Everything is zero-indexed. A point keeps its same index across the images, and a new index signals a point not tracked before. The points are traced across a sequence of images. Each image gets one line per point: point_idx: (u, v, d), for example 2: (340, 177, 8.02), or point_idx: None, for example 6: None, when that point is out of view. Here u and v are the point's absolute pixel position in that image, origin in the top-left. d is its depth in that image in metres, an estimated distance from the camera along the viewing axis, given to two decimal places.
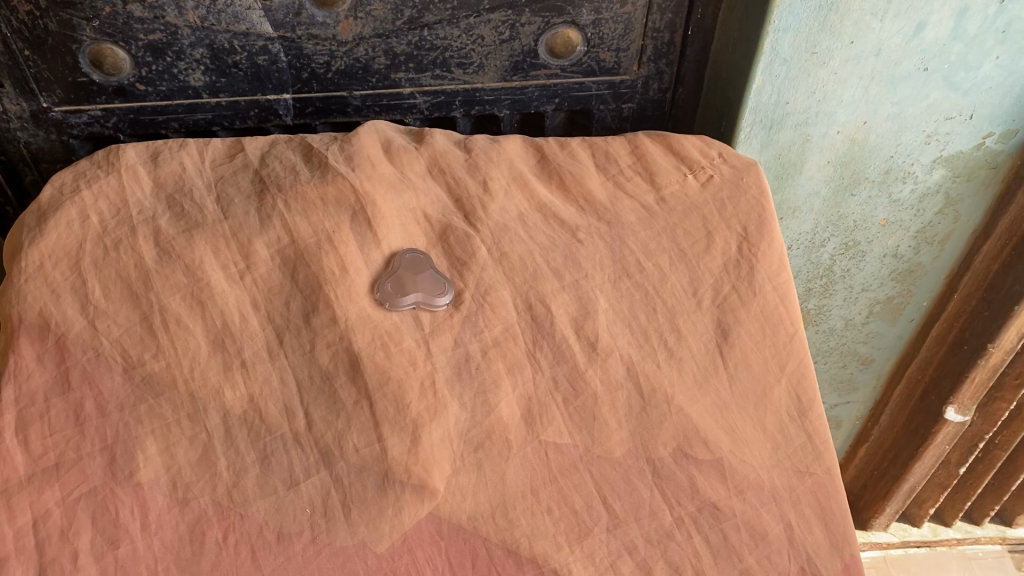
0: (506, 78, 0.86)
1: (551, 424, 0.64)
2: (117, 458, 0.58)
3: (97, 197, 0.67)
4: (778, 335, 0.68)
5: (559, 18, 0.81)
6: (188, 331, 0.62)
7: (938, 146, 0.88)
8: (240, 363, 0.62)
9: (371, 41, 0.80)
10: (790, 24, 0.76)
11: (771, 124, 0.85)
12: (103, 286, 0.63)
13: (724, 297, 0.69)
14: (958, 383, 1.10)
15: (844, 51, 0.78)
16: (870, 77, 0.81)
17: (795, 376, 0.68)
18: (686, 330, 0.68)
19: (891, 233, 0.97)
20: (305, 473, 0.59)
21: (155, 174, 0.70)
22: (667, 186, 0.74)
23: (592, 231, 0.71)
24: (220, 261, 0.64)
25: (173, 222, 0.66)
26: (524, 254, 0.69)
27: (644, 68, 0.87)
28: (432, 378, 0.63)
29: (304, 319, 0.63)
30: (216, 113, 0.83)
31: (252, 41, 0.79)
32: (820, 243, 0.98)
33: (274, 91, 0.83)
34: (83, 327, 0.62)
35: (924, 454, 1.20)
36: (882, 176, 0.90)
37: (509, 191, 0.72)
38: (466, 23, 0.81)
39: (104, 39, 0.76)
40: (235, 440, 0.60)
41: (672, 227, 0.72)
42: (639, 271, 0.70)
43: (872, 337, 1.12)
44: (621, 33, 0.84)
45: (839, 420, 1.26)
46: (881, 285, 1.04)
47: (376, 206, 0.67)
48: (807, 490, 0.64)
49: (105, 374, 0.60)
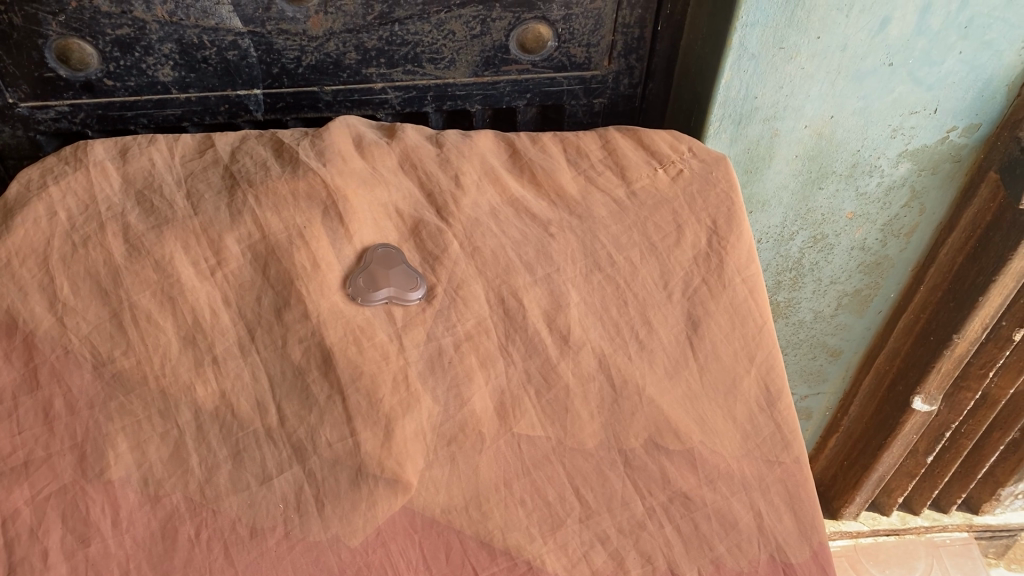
0: (477, 74, 0.86)
1: (524, 416, 0.64)
2: (87, 456, 0.58)
3: (64, 192, 0.67)
4: (747, 327, 0.69)
5: (530, 13, 0.82)
6: (158, 327, 0.62)
7: (904, 140, 0.89)
8: (211, 359, 0.62)
9: (342, 36, 0.80)
10: (757, 19, 0.77)
11: (740, 118, 0.85)
12: (72, 283, 0.63)
13: (694, 290, 0.70)
14: (925, 373, 1.12)
15: (811, 46, 0.79)
16: (836, 72, 0.82)
17: (764, 367, 0.69)
18: (657, 322, 0.69)
19: (858, 226, 0.99)
20: (277, 468, 0.59)
21: (123, 170, 0.69)
22: (637, 180, 0.75)
23: (563, 225, 0.72)
24: (191, 257, 0.64)
25: (142, 218, 0.66)
26: (496, 248, 0.69)
27: (615, 63, 0.87)
28: (405, 372, 0.63)
29: (276, 315, 0.63)
30: (186, 109, 0.83)
31: (221, 36, 0.78)
32: (790, 236, 0.99)
33: (244, 86, 0.82)
34: (51, 325, 0.61)
35: (893, 444, 1.22)
36: (849, 169, 0.92)
37: (481, 186, 0.73)
38: (436, 18, 0.81)
39: (70, 34, 0.75)
40: (207, 436, 0.60)
41: (642, 221, 0.72)
42: (610, 265, 0.70)
43: (841, 329, 1.13)
44: (591, 28, 0.84)
45: (809, 411, 1.28)
46: (849, 277, 1.06)
47: (348, 201, 0.67)
48: (776, 479, 0.65)
49: (74, 371, 0.60)
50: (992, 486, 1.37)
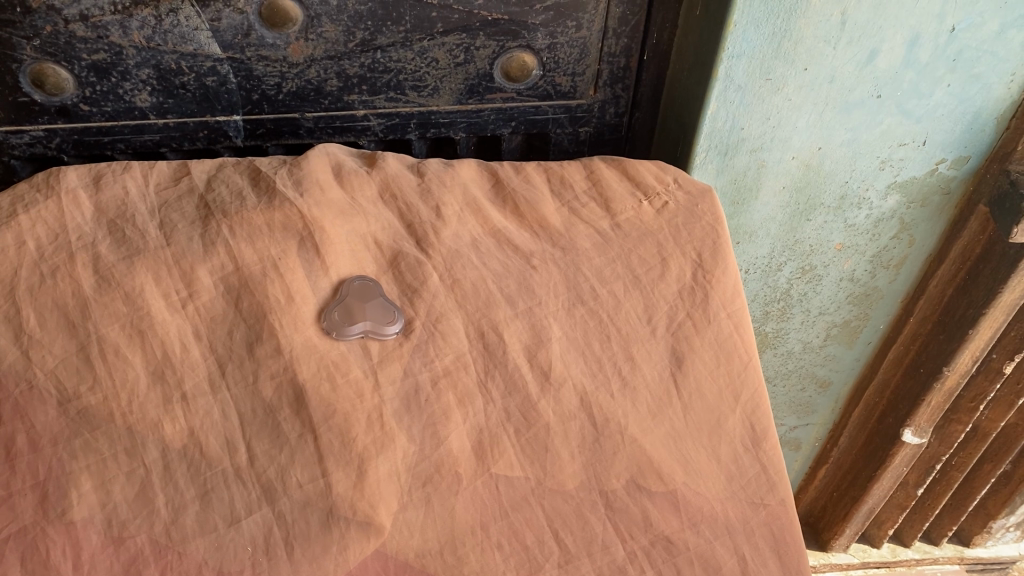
0: (461, 102, 0.85)
1: (503, 456, 0.63)
2: (49, 495, 0.56)
3: (34, 221, 0.65)
4: (732, 363, 0.68)
5: (514, 42, 0.81)
6: (127, 362, 0.60)
7: (892, 172, 0.88)
8: (180, 395, 0.60)
9: (323, 62, 0.79)
10: (743, 50, 0.76)
11: (726, 149, 0.84)
12: (39, 314, 0.61)
13: (678, 325, 0.69)
14: (915, 406, 1.10)
15: (798, 77, 0.78)
16: (824, 104, 0.81)
17: (749, 405, 0.67)
18: (640, 358, 0.67)
19: (847, 257, 0.97)
20: (246, 509, 0.57)
21: (96, 199, 0.68)
22: (622, 212, 0.74)
23: (545, 257, 0.70)
24: (162, 289, 0.62)
25: (113, 248, 0.64)
26: (477, 280, 0.68)
27: (601, 92, 0.86)
28: (380, 411, 0.61)
29: (248, 349, 0.62)
30: (164, 134, 0.81)
31: (200, 61, 0.77)
32: (777, 267, 0.98)
33: (224, 112, 0.81)
34: (16, 358, 0.59)
35: (883, 476, 1.19)
36: (837, 201, 0.90)
37: (462, 217, 0.71)
38: (419, 46, 0.80)
39: (45, 58, 0.74)
40: (175, 475, 0.58)
41: (626, 254, 0.71)
42: (592, 298, 0.69)
43: (830, 360, 1.12)
44: (576, 57, 0.83)
45: (799, 442, 1.26)
46: (839, 308, 1.04)
47: (325, 232, 0.66)
48: (761, 522, 0.64)
49: (38, 407, 0.58)
50: (984, 518, 1.35)
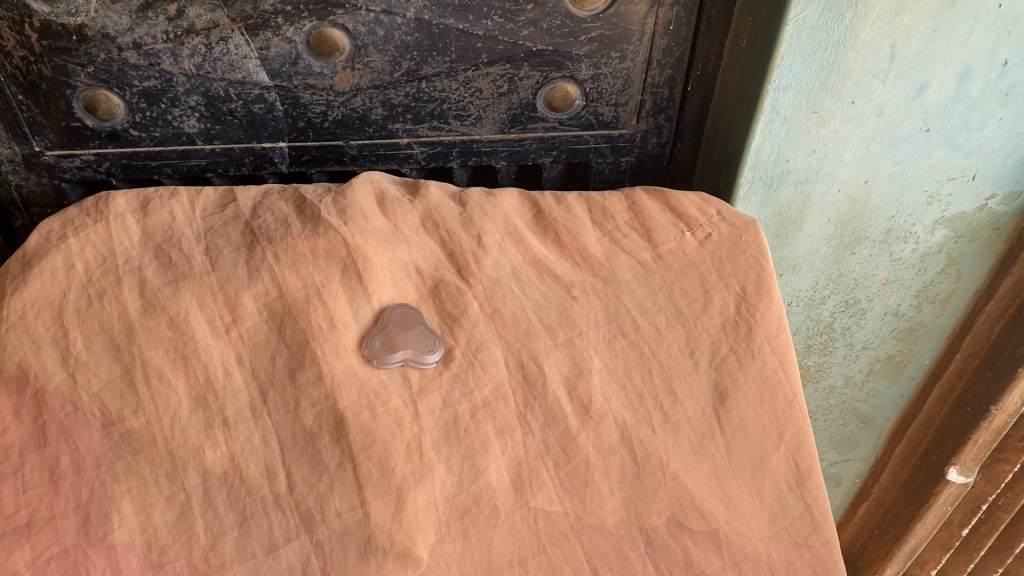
0: (504, 131, 0.85)
1: (541, 490, 0.62)
2: (91, 518, 0.57)
3: (83, 244, 0.67)
4: (776, 400, 0.66)
5: (558, 72, 0.81)
6: (170, 387, 0.61)
7: (940, 207, 0.86)
8: (222, 421, 0.61)
9: (368, 91, 0.79)
10: (790, 83, 0.75)
11: (771, 181, 0.82)
12: (86, 338, 0.62)
13: (721, 359, 0.68)
14: (961, 445, 1.07)
15: (846, 111, 0.77)
16: (871, 137, 0.79)
17: (794, 443, 0.66)
18: (682, 393, 0.66)
19: (892, 291, 0.95)
20: (284, 538, 0.58)
21: (143, 223, 0.69)
22: (664, 243, 0.73)
23: (586, 288, 0.70)
24: (206, 314, 0.63)
25: (159, 273, 0.65)
26: (517, 310, 0.68)
27: (643, 123, 0.86)
28: (419, 440, 0.61)
29: (290, 376, 0.62)
30: (210, 160, 0.82)
31: (248, 89, 0.78)
32: (821, 300, 0.95)
33: (270, 139, 0.82)
34: (62, 380, 0.61)
35: (927, 515, 1.15)
36: (883, 235, 0.88)
37: (503, 246, 0.71)
38: (464, 75, 0.80)
39: (98, 85, 0.76)
40: (214, 501, 0.59)
41: (669, 286, 0.70)
42: (634, 331, 0.68)
43: (873, 396, 1.09)
44: (619, 88, 0.83)
45: (839, 478, 1.22)
46: (882, 343, 1.01)
47: (367, 260, 0.66)
48: (805, 564, 0.63)
49: (83, 429, 0.60)
50: None
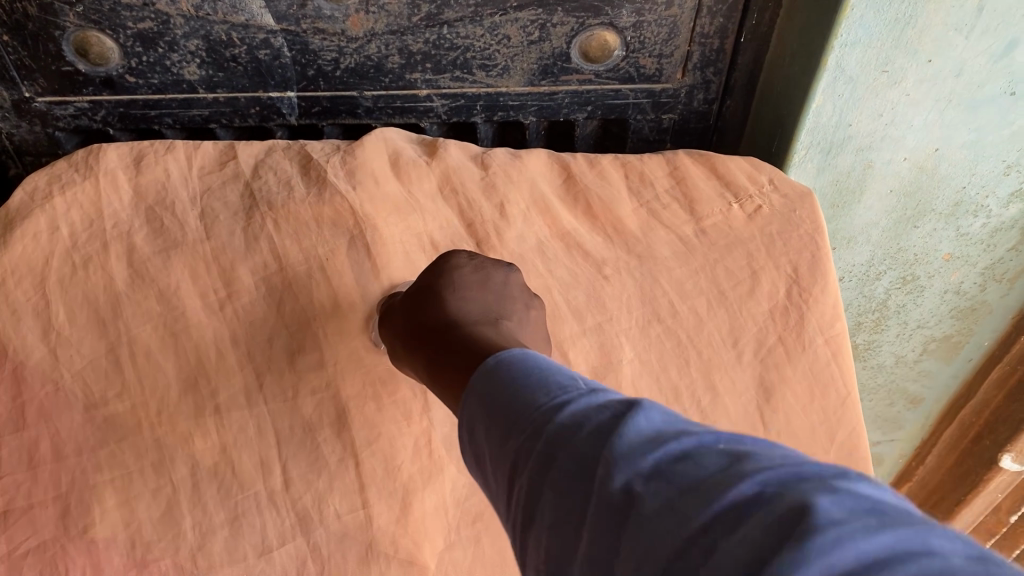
0: (534, 83, 0.76)
1: None
2: (71, 509, 0.53)
3: (70, 204, 0.58)
4: (827, 398, 0.62)
5: (595, 19, 0.72)
6: (158, 368, 0.56)
7: (1019, 177, 0.75)
8: (214, 407, 0.56)
9: (384, 38, 0.71)
10: (859, 38, 0.65)
11: (829, 147, 0.73)
12: (69, 309, 0.56)
13: (768, 350, 0.62)
14: (1016, 433, 0.99)
15: (920, 70, 0.67)
16: (947, 100, 0.69)
17: (845, 447, 0.61)
18: (723, 389, 0.61)
19: (955, 268, 0.85)
20: (279, 539, 0.55)
21: (136, 181, 0.60)
22: (708, 216, 0.65)
23: (619, 266, 0.63)
24: (199, 287, 0.57)
25: (150, 238, 0.58)
26: (541, 290, 0.62)
27: (689, 76, 0.76)
28: (428, 436, 0.58)
29: (288, 359, 0.57)
30: (213, 110, 0.75)
31: (252, 33, 0.70)
32: (876, 275, 0.86)
33: (277, 88, 0.74)
34: (43, 356, 0.55)
35: (975, 500, 1.09)
36: (950, 208, 0.78)
37: (528, 217, 0.64)
38: (490, 21, 0.71)
39: (89, 26, 0.68)
40: (203, 495, 0.55)
41: (712, 265, 0.64)
42: (670, 316, 0.63)
43: (924, 376, 0.99)
44: (665, 37, 0.73)
45: (883, 457, 1.14)
46: (939, 323, 0.91)
47: (377, 231, 0.60)
48: None
49: (63, 412, 0.55)
50: None
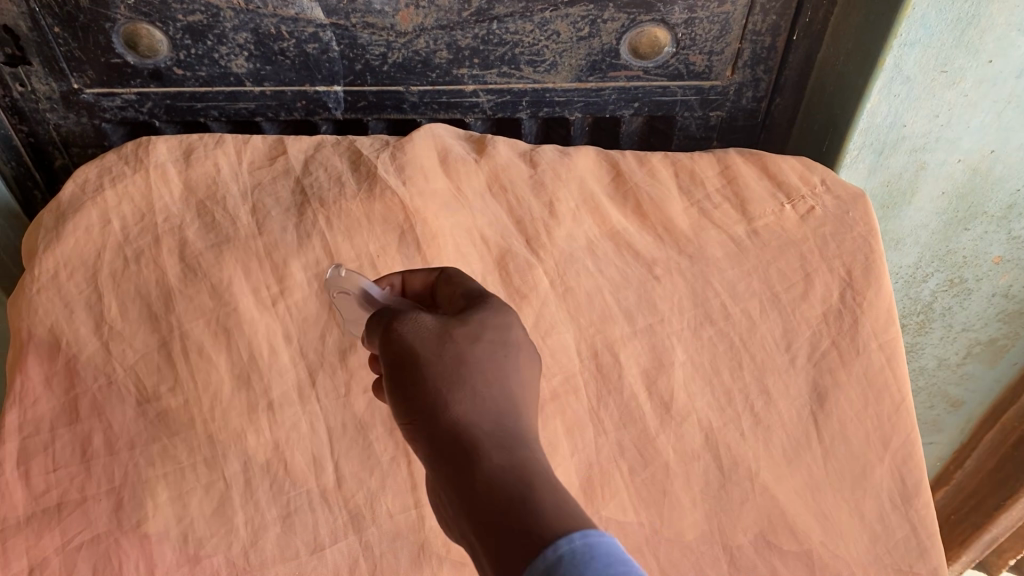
0: (581, 79, 0.75)
1: (614, 497, 0.57)
2: (124, 503, 0.53)
3: (121, 197, 0.59)
4: (882, 405, 0.59)
5: (647, 15, 0.71)
6: (210, 364, 0.56)
7: None
8: (266, 404, 0.56)
9: (433, 32, 0.71)
10: (919, 38, 0.64)
11: (882, 147, 0.72)
12: (121, 303, 0.57)
13: (822, 354, 0.61)
14: None
15: (980, 71, 0.66)
16: (1006, 101, 0.67)
17: (900, 454, 0.59)
18: (777, 393, 0.60)
19: (1005, 271, 0.83)
20: (331, 537, 0.54)
21: (185, 175, 0.61)
22: (760, 217, 0.64)
23: (670, 266, 0.63)
24: (251, 283, 0.58)
25: (201, 233, 0.59)
26: (592, 290, 0.61)
27: (739, 74, 0.76)
28: None
29: (340, 357, 0.58)
30: (259, 103, 0.75)
31: (301, 27, 0.70)
32: (922, 277, 0.84)
33: (323, 82, 0.74)
34: (96, 350, 0.55)
35: (1015, 505, 1.09)
36: (1003, 211, 0.77)
37: (578, 215, 0.63)
38: (540, 17, 0.71)
39: (139, 18, 0.68)
40: (255, 492, 0.54)
41: (765, 265, 0.63)
42: (723, 318, 0.61)
43: (966, 379, 0.97)
44: (716, 35, 0.72)
45: None
46: (985, 326, 0.90)
47: (427, 225, 0.60)
48: None
49: (116, 405, 0.55)
50: None
